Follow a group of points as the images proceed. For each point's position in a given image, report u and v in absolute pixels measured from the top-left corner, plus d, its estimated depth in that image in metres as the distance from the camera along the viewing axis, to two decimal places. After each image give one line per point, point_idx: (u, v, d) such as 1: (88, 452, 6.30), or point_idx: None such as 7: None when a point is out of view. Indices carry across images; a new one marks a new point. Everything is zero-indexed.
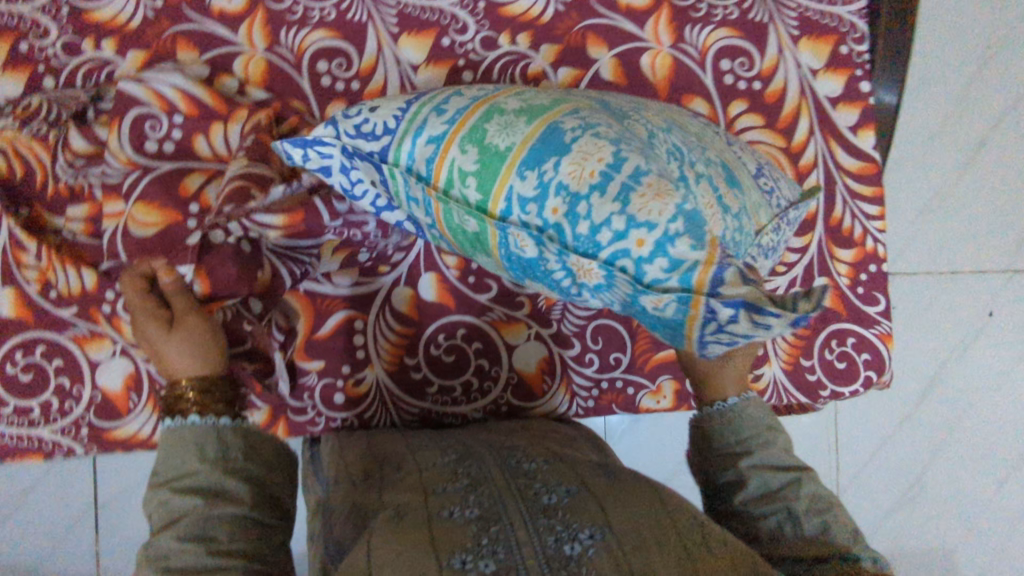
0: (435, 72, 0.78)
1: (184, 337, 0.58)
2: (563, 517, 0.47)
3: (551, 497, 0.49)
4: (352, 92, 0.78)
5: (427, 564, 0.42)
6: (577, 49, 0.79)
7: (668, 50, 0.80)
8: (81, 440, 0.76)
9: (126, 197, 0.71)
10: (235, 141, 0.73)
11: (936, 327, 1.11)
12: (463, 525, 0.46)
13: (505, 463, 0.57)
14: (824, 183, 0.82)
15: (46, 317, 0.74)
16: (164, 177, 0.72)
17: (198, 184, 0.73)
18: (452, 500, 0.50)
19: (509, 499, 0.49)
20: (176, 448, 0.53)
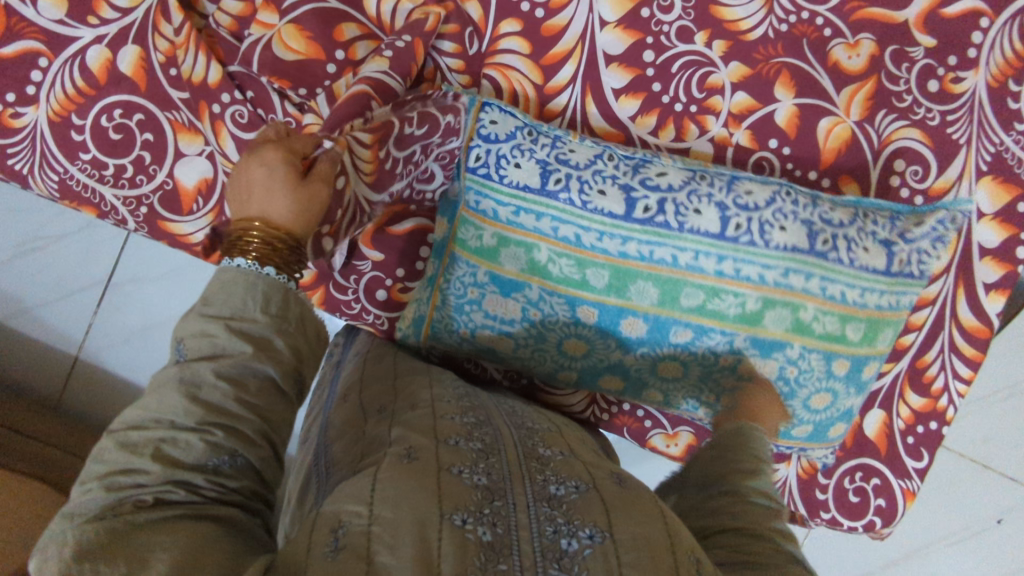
0: (620, 37, 0.75)
1: (303, 198, 0.54)
2: (566, 508, 0.47)
3: (560, 487, 0.49)
4: (533, 19, 0.74)
5: (431, 515, 0.44)
6: (765, 82, 0.75)
7: (852, 124, 0.75)
8: (136, 216, 0.76)
9: (282, 14, 0.69)
10: (401, 18, 0.72)
11: (964, 519, 1.03)
12: (468, 487, 0.47)
13: (521, 435, 0.57)
14: (932, 323, 0.77)
15: (159, 90, 0.74)
16: (325, 13, 0.70)
17: (352, 36, 0.71)
18: (462, 459, 0.50)
19: (518, 473, 0.50)
20: (239, 280, 0.52)
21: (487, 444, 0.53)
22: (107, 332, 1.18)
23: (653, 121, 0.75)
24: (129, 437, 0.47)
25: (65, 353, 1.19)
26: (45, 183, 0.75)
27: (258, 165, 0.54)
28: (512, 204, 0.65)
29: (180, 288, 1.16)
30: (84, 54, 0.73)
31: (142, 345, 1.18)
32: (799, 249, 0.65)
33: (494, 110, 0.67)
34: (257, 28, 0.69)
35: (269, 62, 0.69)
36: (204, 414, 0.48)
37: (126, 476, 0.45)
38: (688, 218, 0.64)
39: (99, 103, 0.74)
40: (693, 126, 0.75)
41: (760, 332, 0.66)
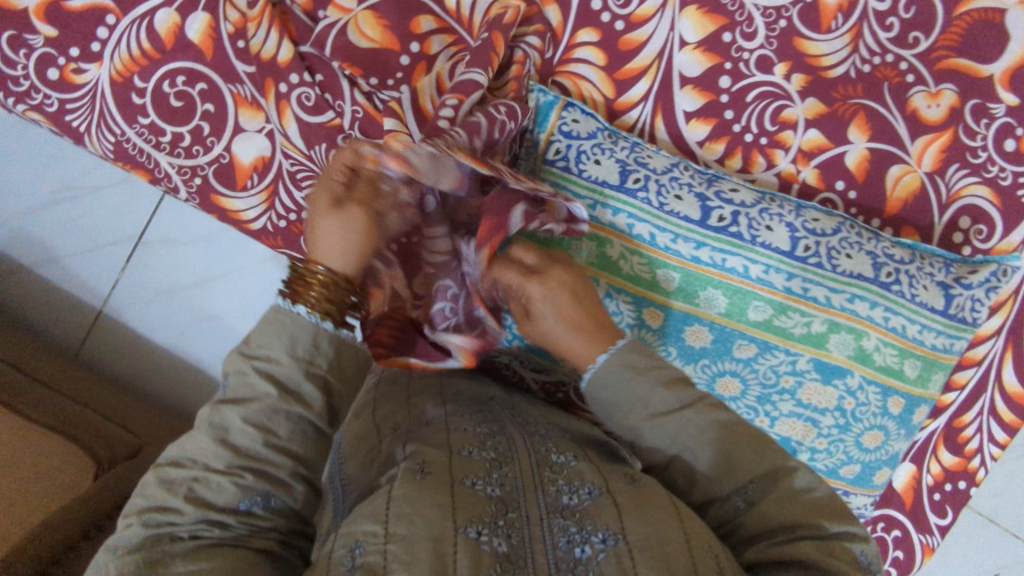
0: (698, 59, 0.73)
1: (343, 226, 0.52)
2: (579, 515, 0.46)
3: (574, 493, 0.48)
4: (612, 31, 0.73)
5: (445, 526, 0.42)
6: (840, 122, 0.73)
7: (922, 174, 0.74)
8: (189, 187, 0.75)
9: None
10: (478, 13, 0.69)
11: None
12: (481, 499, 0.45)
13: (533, 437, 0.55)
14: (975, 384, 0.76)
15: (224, 62, 0.72)
16: (405, 3, 0.68)
17: (428, 29, 0.69)
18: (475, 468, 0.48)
19: (530, 482, 0.48)
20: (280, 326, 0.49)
21: (501, 452, 0.51)
22: (133, 289, 1.17)
23: (721, 149, 0.74)
24: (165, 474, 0.47)
25: (89, 305, 1.19)
26: (101, 142, 0.74)
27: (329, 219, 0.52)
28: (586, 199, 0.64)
29: (210, 253, 1.15)
30: (153, 16, 0.71)
31: (166, 306, 1.17)
32: (864, 278, 0.63)
33: (576, 110, 0.67)
34: (332, 9, 0.68)
35: (343, 47, 0.68)
36: (232, 457, 0.46)
37: (161, 513, 0.45)
38: (760, 233, 0.63)
39: (164, 68, 0.72)
40: (761, 158, 0.74)
41: (823, 355, 0.63)
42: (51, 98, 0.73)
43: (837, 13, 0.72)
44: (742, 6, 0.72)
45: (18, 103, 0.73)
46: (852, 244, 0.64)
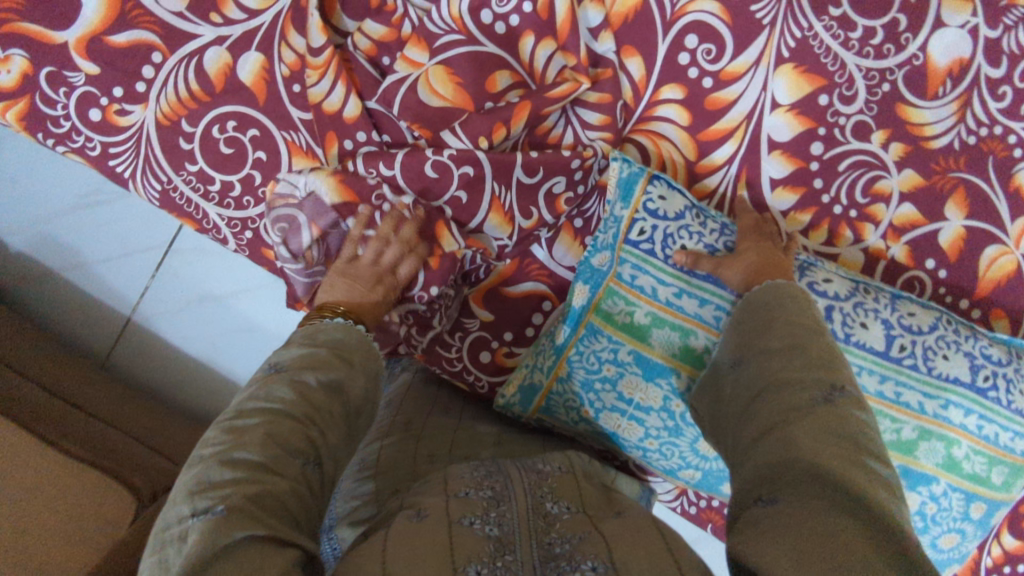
0: (790, 122, 0.67)
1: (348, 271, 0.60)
2: (572, 555, 0.44)
3: (565, 541, 0.46)
4: (699, 88, 0.67)
5: (443, 565, 0.40)
6: (937, 196, 0.68)
7: (1020, 256, 0.69)
8: (238, 239, 0.71)
9: (434, 52, 0.62)
10: (553, 73, 0.65)
11: None
12: (478, 537, 0.45)
13: (532, 483, 0.55)
14: None
15: (278, 107, 0.67)
16: (481, 58, 0.63)
17: (505, 86, 0.64)
18: (472, 509, 0.48)
19: (524, 528, 0.47)
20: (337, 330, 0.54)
21: (497, 492, 0.51)
22: (162, 299, 1.13)
23: (807, 220, 0.69)
24: (236, 422, 0.43)
25: (118, 312, 1.15)
26: (146, 188, 0.70)
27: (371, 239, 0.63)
28: (667, 282, 0.62)
29: (237, 267, 1.09)
30: (202, 54, 0.66)
31: (193, 318, 1.13)
32: (960, 382, 0.60)
33: (662, 184, 0.63)
34: (403, 64, 0.62)
35: (412, 107, 0.62)
36: (293, 400, 0.45)
37: (236, 457, 0.41)
38: (854, 331, 0.60)
39: (214, 112, 0.67)
40: (848, 232, 0.69)
41: (911, 462, 0.60)
42: (93, 140, 0.69)
43: (946, 78, 0.66)
44: (842, 67, 0.66)
45: (57, 144, 0.70)
46: (947, 340, 0.61)
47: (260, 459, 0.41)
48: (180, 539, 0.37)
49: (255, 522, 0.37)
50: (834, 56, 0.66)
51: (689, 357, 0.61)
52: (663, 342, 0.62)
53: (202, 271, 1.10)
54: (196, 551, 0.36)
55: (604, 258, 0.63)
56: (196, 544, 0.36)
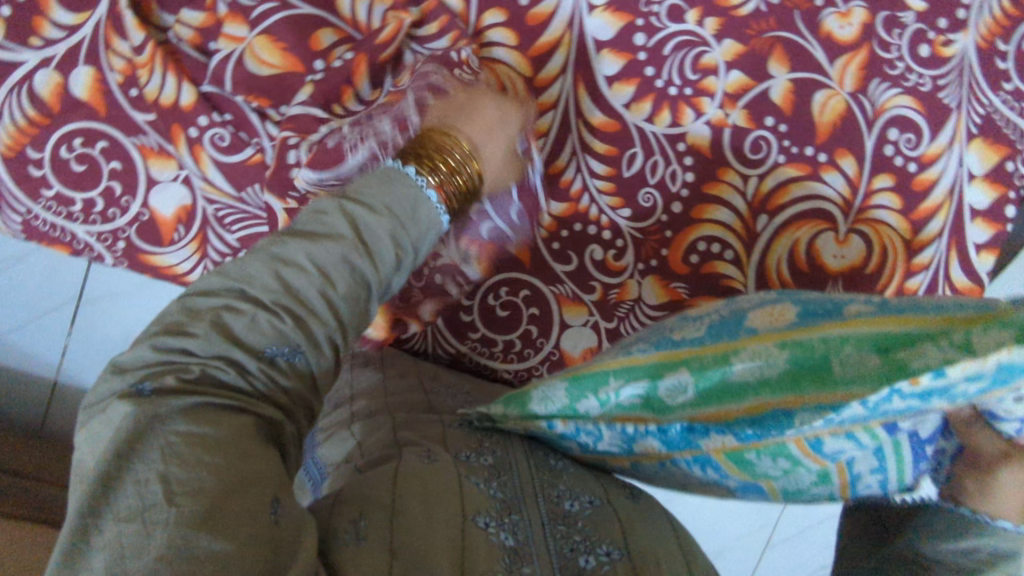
0: (610, 20, 0.72)
1: (480, 127, 0.62)
2: (578, 520, 0.54)
3: (573, 499, 0.56)
4: (518, 7, 0.71)
5: (455, 525, 0.49)
6: (759, 58, 0.73)
7: (846, 96, 0.75)
8: (113, 252, 0.71)
9: (252, 25, 0.65)
10: (377, 20, 0.67)
11: None
12: (486, 497, 0.53)
13: (535, 440, 0.63)
14: (925, 288, 0.78)
15: (120, 114, 0.68)
16: (300, 21, 0.65)
17: (330, 42, 0.66)
18: (479, 470, 0.56)
19: (530, 490, 0.55)
20: (395, 189, 0.54)
21: (498, 456, 0.58)
22: (85, 352, 1.12)
23: (648, 107, 0.73)
24: (195, 305, 0.47)
25: (44, 377, 1.13)
26: (10, 222, 0.71)
27: (494, 103, 0.65)
28: (848, 450, 0.42)
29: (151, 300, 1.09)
30: (31, 79, 0.66)
31: None
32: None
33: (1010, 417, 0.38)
34: (224, 41, 0.65)
35: (244, 79, 0.65)
36: (276, 296, 0.48)
37: (175, 339, 0.45)
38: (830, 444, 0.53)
39: (57, 133, 0.68)
40: (689, 110, 0.74)
41: None
42: None
43: None
44: None
45: None
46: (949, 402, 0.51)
47: (209, 356, 0.45)
48: (106, 411, 0.42)
49: (207, 402, 0.43)
50: None
51: (787, 496, 0.46)
52: (789, 484, 0.45)
53: (118, 312, 1.09)
54: (130, 427, 0.40)
55: (816, 417, 0.40)
56: (125, 420, 0.41)
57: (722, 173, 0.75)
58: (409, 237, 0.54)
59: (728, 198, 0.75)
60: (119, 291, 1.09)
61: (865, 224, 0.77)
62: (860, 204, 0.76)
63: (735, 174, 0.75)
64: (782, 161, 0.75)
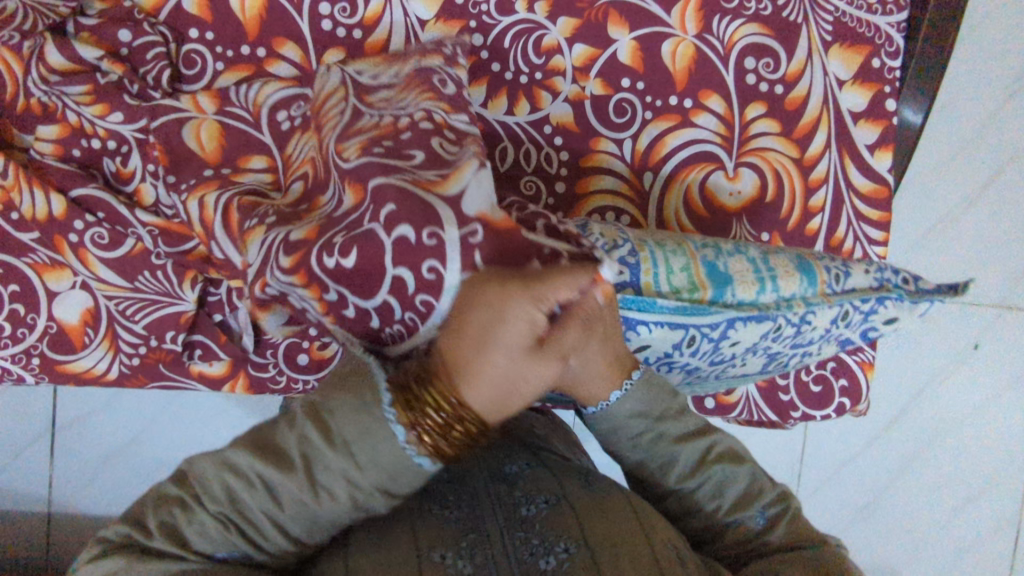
0: (444, 30, 0.74)
1: (506, 382, 0.43)
2: (540, 526, 0.51)
3: (531, 503, 0.53)
4: (354, 42, 0.73)
5: (410, 556, 0.48)
6: (597, 26, 0.75)
7: (692, 39, 0.75)
8: (31, 369, 0.73)
9: (222, 111, 0.70)
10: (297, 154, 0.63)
11: (919, 357, 1.08)
12: (444, 524, 0.51)
13: (488, 452, 0.61)
14: (831, 202, 0.78)
15: (6, 238, 0.70)
16: (248, 137, 0.69)
17: (254, 166, 0.67)
18: (431, 496, 0.54)
19: (486, 501, 0.53)
20: (372, 426, 0.45)
21: (454, 475, 0.57)
22: (71, 477, 1.12)
23: (505, 101, 0.75)
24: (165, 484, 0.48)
25: (36, 514, 1.13)
26: None
27: (514, 312, 0.42)
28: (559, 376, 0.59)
29: (122, 411, 1.10)
30: None
31: (105, 481, 1.12)
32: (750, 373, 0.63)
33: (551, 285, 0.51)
34: (188, 101, 0.70)
35: (169, 133, 0.68)
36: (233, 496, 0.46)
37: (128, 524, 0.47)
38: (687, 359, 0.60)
39: None
40: (544, 93, 0.75)
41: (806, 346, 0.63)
42: None
43: None
44: None
45: None
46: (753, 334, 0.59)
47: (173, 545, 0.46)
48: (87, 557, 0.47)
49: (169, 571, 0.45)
50: None
51: None
52: None
53: (90, 432, 1.11)
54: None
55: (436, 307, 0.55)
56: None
57: (595, 143, 0.75)
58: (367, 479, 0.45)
59: (608, 166, 0.75)
60: (85, 411, 1.11)
61: (751, 154, 0.77)
62: (739, 138, 0.76)
63: (607, 140, 0.75)
64: (650, 117, 0.76)
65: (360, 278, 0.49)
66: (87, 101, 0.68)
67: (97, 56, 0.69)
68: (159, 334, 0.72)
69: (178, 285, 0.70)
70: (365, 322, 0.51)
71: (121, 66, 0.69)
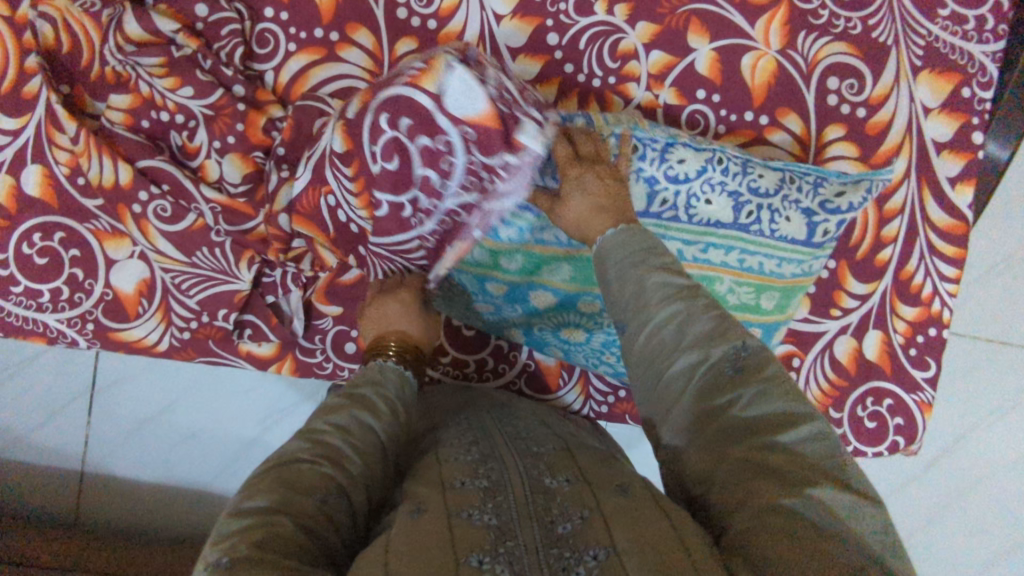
0: (520, 26, 0.72)
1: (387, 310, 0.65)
2: (576, 540, 0.43)
3: (567, 519, 0.45)
4: (428, 32, 0.72)
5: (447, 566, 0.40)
6: (677, 34, 0.72)
7: (775, 54, 0.73)
8: (84, 335, 0.74)
9: None
10: None
11: None
12: (480, 529, 0.43)
13: (526, 460, 0.53)
14: (905, 234, 0.75)
15: (72, 203, 0.71)
16: None
17: None
18: (469, 501, 0.47)
19: (526, 510, 0.46)
20: (373, 371, 0.60)
21: (494, 481, 0.49)
22: (106, 439, 1.13)
23: (576, 104, 0.73)
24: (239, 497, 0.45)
25: (69, 472, 1.14)
26: None
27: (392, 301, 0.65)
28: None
29: (161, 378, 1.12)
30: None
31: (138, 446, 1.13)
32: (723, 223, 0.64)
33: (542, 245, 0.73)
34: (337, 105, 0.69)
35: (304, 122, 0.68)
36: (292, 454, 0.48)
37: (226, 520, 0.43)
38: (700, 207, 0.64)
39: (17, 232, 0.72)
40: (617, 98, 0.73)
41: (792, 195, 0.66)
42: None
43: None
44: None
45: None
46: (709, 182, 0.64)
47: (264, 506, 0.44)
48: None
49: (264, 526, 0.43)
50: None
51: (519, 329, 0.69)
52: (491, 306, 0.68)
53: (127, 397, 1.12)
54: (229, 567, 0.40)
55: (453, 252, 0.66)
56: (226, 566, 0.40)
57: None
58: (389, 392, 0.58)
59: None
60: (124, 375, 1.12)
61: None
62: (815, 160, 0.74)
63: None
64: (723, 132, 0.73)
65: (398, 182, 0.54)
66: (161, 74, 0.68)
67: (173, 30, 0.68)
68: (212, 310, 0.72)
69: (235, 263, 0.70)
70: (397, 216, 0.56)
71: (195, 40, 0.69)
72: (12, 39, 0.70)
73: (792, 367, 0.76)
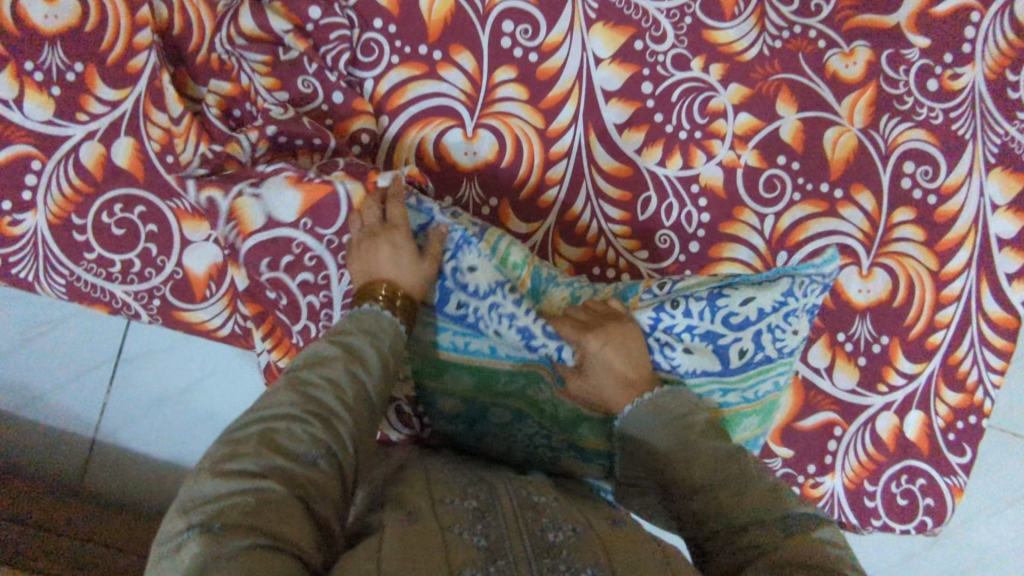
0: (616, 71, 0.75)
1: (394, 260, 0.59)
2: (567, 551, 0.42)
3: (558, 529, 0.44)
4: (528, 63, 0.74)
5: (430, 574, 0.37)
6: (767, 100, 0.75)
7: (858, 132, 0.75)
8: (149, 310, 0.76)
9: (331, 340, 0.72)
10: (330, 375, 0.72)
11: None
12: (470, 549, 0.40)
13: (512, 485, 0.51)
14: (959, 320, 0.77)
15: (157, 179, 0.72)
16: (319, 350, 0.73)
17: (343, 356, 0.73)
18: (457, 519, 0.44)
19: (513, 524, 0.44)
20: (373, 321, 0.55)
21: (483, 500, 0.47)
22: (124, 410, 1.01)
23: (660, 151, 0.75)
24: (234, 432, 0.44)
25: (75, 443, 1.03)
26: (52, 286, 0.75)
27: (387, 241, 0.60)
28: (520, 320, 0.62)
29: (174, 363, 1.01)
30: (77, 151, 0.72)
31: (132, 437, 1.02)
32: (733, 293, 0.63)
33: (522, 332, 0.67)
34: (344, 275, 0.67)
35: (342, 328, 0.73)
36: (305, 406, 0.46)
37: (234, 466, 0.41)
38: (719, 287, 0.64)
39: (99, 200, 0.72)
40: (700, 152, 0.75)
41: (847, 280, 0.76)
42: None
43: None
44: (644, 13, 0.74)
45: None
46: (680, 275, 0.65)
47: (256, 467, 0.42)
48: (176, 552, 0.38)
49: (239, 474, 0.41)
50: (636, 7, 0.74)
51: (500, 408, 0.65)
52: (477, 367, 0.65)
53: (126, 381, 1.01)
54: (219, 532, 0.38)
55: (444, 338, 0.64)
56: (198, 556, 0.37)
57: (738, 212, 0.76)
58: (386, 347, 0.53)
59: (746, 237, 0.76)
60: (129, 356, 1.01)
61: (889, 257, 0.76)
62: (880, 239, 0.76)
63: (751, 213, 0.76)
64: (798, 199, 0.75)
65: None
66: (264, 72, 0.70)
67: (284, 30, 0.70)
68: None
69: None
70: None
71: (304, 43, 0.71)
72: (126, 12, 0.70)
73: (833, 435, 0.77)
